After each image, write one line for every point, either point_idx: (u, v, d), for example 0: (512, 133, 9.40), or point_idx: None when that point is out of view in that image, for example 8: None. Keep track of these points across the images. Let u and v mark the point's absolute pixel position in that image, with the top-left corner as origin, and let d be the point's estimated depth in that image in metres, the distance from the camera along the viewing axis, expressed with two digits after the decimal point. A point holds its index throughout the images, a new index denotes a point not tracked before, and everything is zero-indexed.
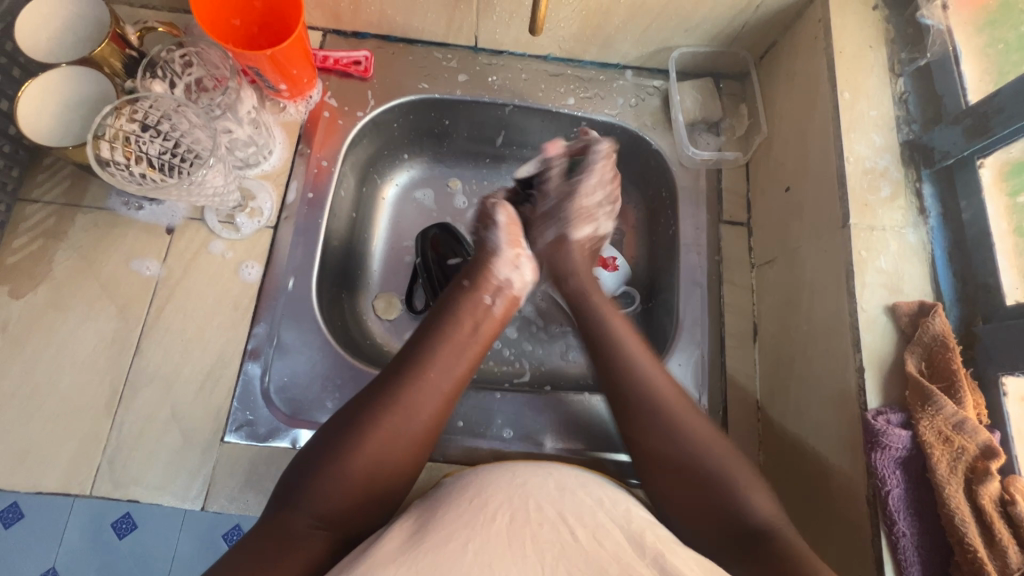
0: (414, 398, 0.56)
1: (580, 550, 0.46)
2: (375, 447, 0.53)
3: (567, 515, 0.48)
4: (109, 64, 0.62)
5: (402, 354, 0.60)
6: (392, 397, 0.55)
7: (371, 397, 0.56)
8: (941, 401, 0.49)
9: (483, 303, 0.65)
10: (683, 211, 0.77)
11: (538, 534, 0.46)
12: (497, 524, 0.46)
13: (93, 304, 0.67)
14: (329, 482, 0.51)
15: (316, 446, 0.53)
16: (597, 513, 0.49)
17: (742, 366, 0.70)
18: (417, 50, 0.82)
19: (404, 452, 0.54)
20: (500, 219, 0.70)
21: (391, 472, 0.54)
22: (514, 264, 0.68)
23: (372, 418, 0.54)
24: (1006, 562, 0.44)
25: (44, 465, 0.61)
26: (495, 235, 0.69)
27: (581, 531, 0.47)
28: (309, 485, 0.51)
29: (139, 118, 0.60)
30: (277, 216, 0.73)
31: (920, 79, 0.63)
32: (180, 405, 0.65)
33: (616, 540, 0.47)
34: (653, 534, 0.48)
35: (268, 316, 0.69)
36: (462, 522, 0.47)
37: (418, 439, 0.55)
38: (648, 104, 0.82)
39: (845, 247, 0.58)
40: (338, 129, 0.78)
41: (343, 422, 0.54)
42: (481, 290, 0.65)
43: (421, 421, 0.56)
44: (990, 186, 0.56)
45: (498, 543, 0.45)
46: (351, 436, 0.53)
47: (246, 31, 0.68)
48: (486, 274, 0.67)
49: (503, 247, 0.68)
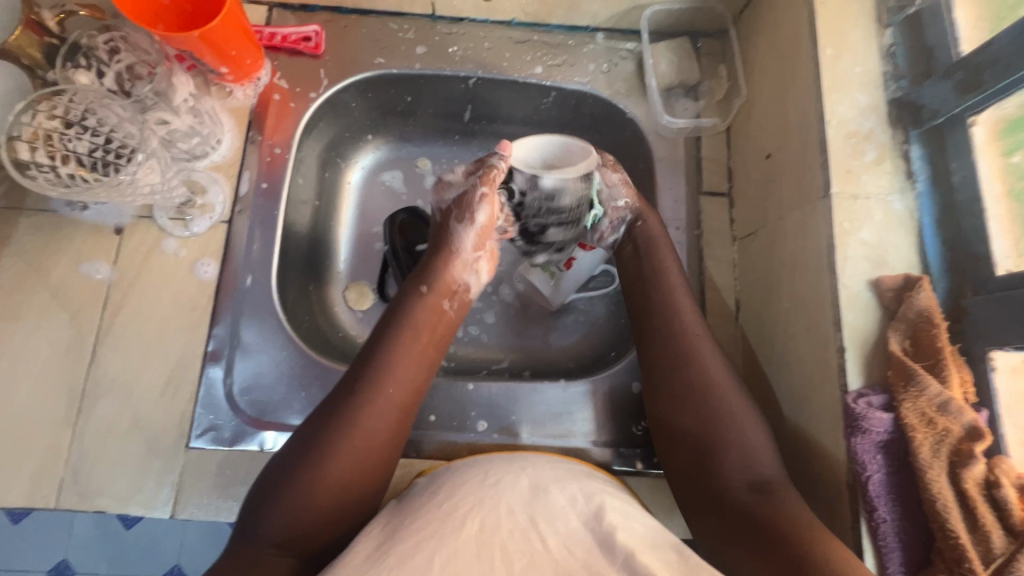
0: (371, 417, 0.53)
1: (547, 558, 0.44)
2: (337, 467, 0.50)
3: (537, 517, 0.46)
4: (28, 54, 0.59)
5: (352, 373, 0.56)
6: (346, 418, 0.52)
7: (324, 418, 0.53)
8: (924, 381, 0.46)
9: (442, 309, 0.62)
10: (661, 184, 0.73)
11: (507, 541, 0.44)
12: (465, 533, 0.44)
13: (44, 312, 0.64)
14: (292, 509, 0.48)
15: (272, 473, 0.51)
16: (569, 514, 0.47)
17: (723, 346, 0.68)
18: (371, 22, 0.76)
19: (368, 471, 0.52)
20: (479, 220, 0.63)
21: (357, 492, 0.51)
22: (472, 268, 0.66)
23: (327, 440, 0.51)
24: (988, 547, 0.42)
25: (6, 481, 0.59)
26: (460, 231, 0.64)
27: (553, 538, 0.45)
28: (269, 514, 0.48)
29: (60, 114, 0.56)
30: (230, 211, 0.69)
31: (909, 29, 0.58)
32: (143, 412, 0.63)
33: (586, 544, 0.45)
34: (623, 532, 0.46)
35: (228, 316, 0.67)
36: (430, 531, 0.44)
37: (379, 452, 0.53)
38: (621, 69, 0.77)
39: (826, 219, 0.54)
40: (290, 112, 0.73)
41: (297, 446, 0.52)
42: (442, 296, 0.63)
43: (382, 435, 0.53)
44: (983, 146, 0.52)
45: (464, 555, 0.43)
46: (310, 463, 0.50)
47: (178, 10, 0.63)
48: (446, 278, 0.63)
49: (466, 248, 0.65)
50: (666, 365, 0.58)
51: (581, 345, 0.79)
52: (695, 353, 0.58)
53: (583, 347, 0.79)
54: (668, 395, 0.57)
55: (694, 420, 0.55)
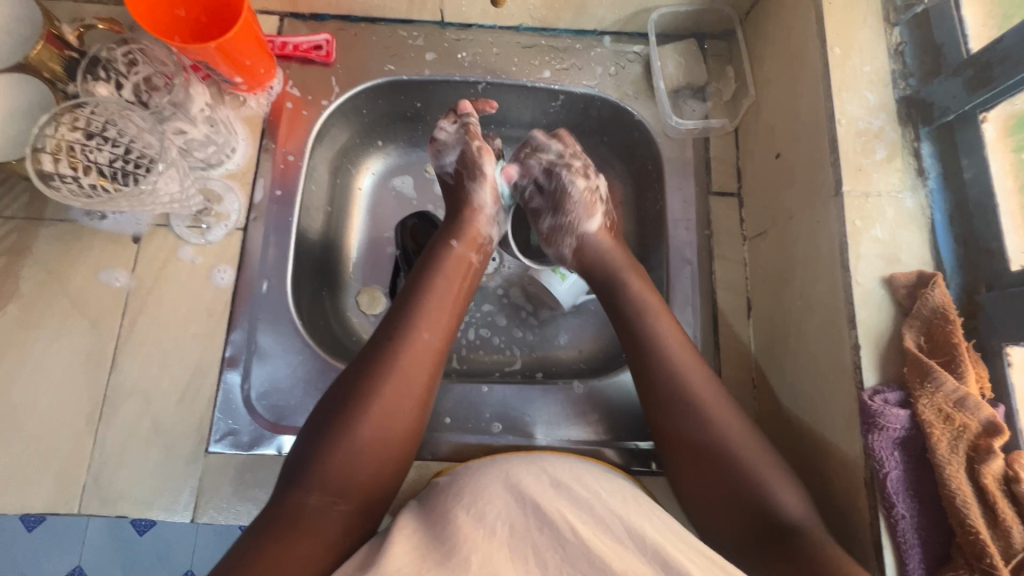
0: (405, 364, 0.54)
1: (583, 550, 0.44)
2: (377, 414, 0.52)
3: (567, 513, 0.46)
4: (49, 68, 0.60)
5: (385, 324, 0.57)
6: (382, 367, 0.53)
7: (362, 368, 0.54)
8: (941, 377, 0.46)
9: (470, 260, 0.64)
10: (669, 185, 0.74)
11: (540, 542, 0.45)
12: (499, 538, 0.45)
13: (64, 320, 0.65)
14: (337, 457, 0.50)
15: (314, 426, 0.52)
16: (595, 507, 0.47)
17: (735, 344, 0.68)
18: (381, 29, 0.77)
19: (405, 422, 0.53)
20: (490, 173, 0.68)
21: (396, 443, 0.52)
22: (495, 219, 0.69)
23: (365, 389, 0.52)
24: (1009, 542, 0.42)
25: (30, 486, 0.60)
26: (478, 189, 0.68)
27: (582, 526, 0.45)
28: (315, 462, 0.49)
29: (82, 125, 0.57)
30: (245, 218, 0.70)
31: (917, 28, 0.58)
32: (162, 418, 0.64)
33: (617, 536, 0.45)
34: (651, 529, 0.46)
35: (245, 321, 0.67)
36: (463, 534, 0.45)
37: (417, 400, 0.54)
38: (628, 72, 0.78)
39: (837, 218, 0.54)
40: (302, 120, 0.74)
41: (334, 399, 0.53)
42: (469, 247, 0.65)
43: (418, 383, 0.54)
44: (994, 142, 0.52)
45: (501, 558, 0.43)
46: (351, 413, 0.51)
47: (193, 22, 0.64)
48: (472, 229, 0.66)
49: (485, 203, 0.68)
50: (662, 370, 0.57)
51: (593, 346, 0.79)
52: (684, 371, 0.57)
53: (594, 348, 0.79)
54: (665, 407, 0.56)
55: (696, 427, 0.55)
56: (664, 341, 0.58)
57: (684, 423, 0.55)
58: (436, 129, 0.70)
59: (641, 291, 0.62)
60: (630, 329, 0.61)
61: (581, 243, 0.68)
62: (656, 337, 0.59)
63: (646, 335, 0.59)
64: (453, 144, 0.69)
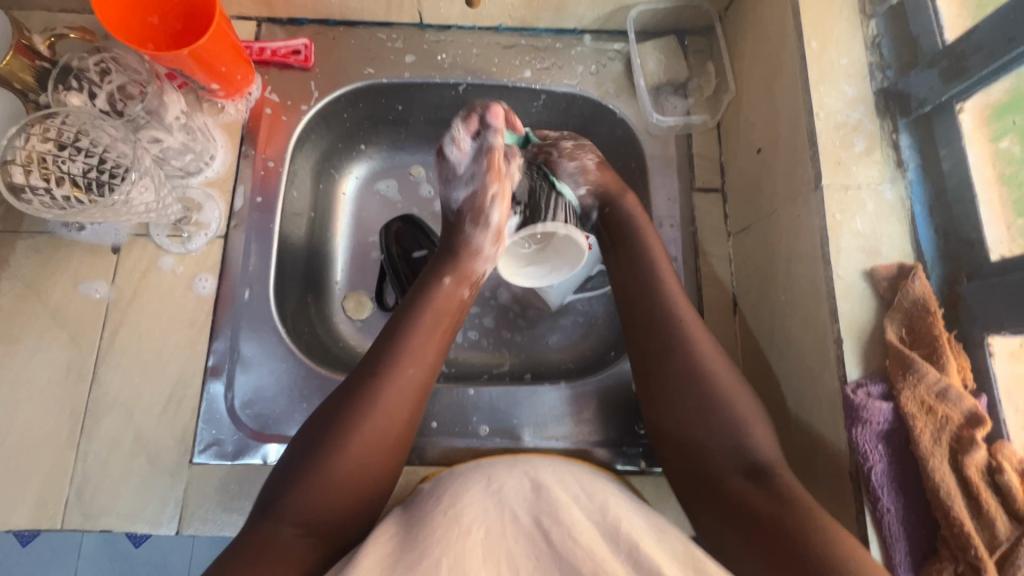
0: (390, 396, 0.54)
1: (555, 554, 0.43)
2: (358, 446, 0.51)
3: (541, 517, 0.45)
4: (19, 78, 0.60)
5: (371, 352, 0.57)
6: (367, 397, 0.53)
7: (346, 398, 0.54)
8: (923, 369, 0.46)
9: (460, 296, 0.63)
10: (653, 182, 0.73)
11: (513, 545, 0.44)
12: (472, 539, 0.44)
13: (43, 333, 0.64)
14: (314, 486, 0.49)
15: (294, 454, 0.52)
16: (571, 508, 0.46)
17: (722, 341, 0.68)
18: (360, 32, 0.77)
19: (387, 454, 0.53)
20: (493, 221, 0.63)
21: (376, 474, 0.52)
22: (492, 260, 0.66)
23: (348, 420, 0.52)
24: (993, 533, 0.43)
25: (10, 502, 0.59)
26: (480, 235, 0.64)
27: (557, 530, 0.44)
28: (292, 492, 0.49)
29: (53, 136, 0.56)
30: (226, 226, 0.69)
31: (894, 20, 0.58)
32: (145, 429, 0.63)
33: (590, 535, 0.44)
34: (629, 525, 0.46)
35: (228, 330, 0.67)
36: (437, 536, 0.44)
37: (399, 433, 0.54)
38: (609, 70, 0.77)
39: (818, 212, 0.54)
40: (282, 126, 0.73)
41: (317, 425, 0.53)
42: (460, 282, 0.63)
43: (402, 417, 0.54)
44: (971, 132, 0.52)
45: (473, 559, 0.42)
46: (331, 443, 0.51)
47: (167, 29, 0.64)
48: (466, 264, 0.64)
49: (485, 245, 0.64)
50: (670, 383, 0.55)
51: (581, 346, 0.79)
52: (704, 379, 0.55)
53: (583, 348, 0.79)
54: (672, 412, 0.55)
55: (702, 433, 0.53)
56: (668, 343, 0.57)
57: (687, 433, 0.54)
58: (448, 142, 0.62)
59: (657, 287, 0.61)
60: (646, 333, 0.59)
61: (591, 163, 0.69)
62: (666, 347, 0.57)
63: (659, 338, 0.58)
64: (463, 173, 0.63)
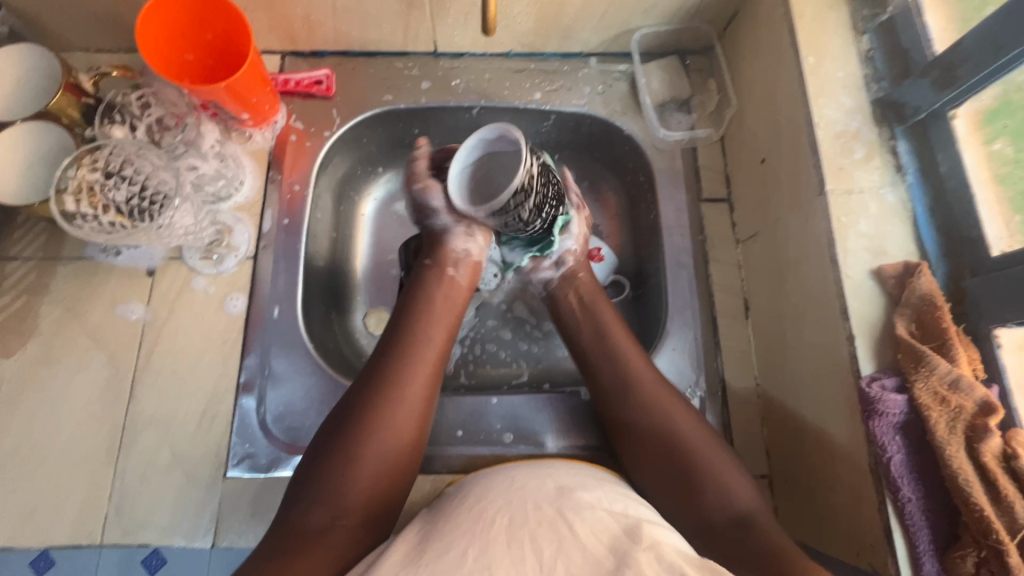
0: (401, 377, 0.56)
1: (577, 543, 0.44)
2: (377, 430, 0.53)
3: (563, 510, 0.47)
4: (67, 114, 0.63)
5: (383, 341, 0.60)
6: (381, 381, 0.56)
7: (361, 386, 0.56)
8: (934, 361, 0.48)
9: (447, 276, 0.66)
10: (661, 194, 0.76)
11: (537, 532, 0.45)
12: (495, 529, 0.45)
13: (82, 355, 0.67)
14: (340, 471, 0.51)
15: (318, 446, 0.53)
16: (595, 507, 0.48)
17: (736, 346, 0.70)
18: (377, 62, 0.81)
19: (404, 434, 0.55)
20: (439, 205, 0.67)
21: (398, 455, 0.54)
22: (468, 235, 0.67)
23: (363, 406, 0.54)
24: (1013, 518, 0.44)
25: (53, 518, 0.61)
26: (440, 220, 0.68)
27: (579, 525, 0.45)
28: (318, 479, 0.51)
29: (101, 166, 0.60)
30: (255, 247, 0.72)
31: (885, 34, 0.62)
32: (180, 445, 0.65)
33: (611, 531, 0.46)
34: (650, 526, 0.47)
35: (258, 347, 0.69)
36: (462, 531, 0.46)
37: (416, 413, 0.56)
38: (615, 89, 0.81)
39: (823, 216, 0.57)
40: (306, 151, 0.77)
41: (337, 416, 0.55)
42: (443, 264, 0.66)
43: (416, 396, 0.56)
44: (966, 137, 0.56)
45: (497, 549, 0.44)
46: (350, 433, 0.53)
47: (200, 64, 0.68)
48: (444, 249, 0.67)
49: (450, 225, 0.67)
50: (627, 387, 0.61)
51: None
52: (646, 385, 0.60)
53: None
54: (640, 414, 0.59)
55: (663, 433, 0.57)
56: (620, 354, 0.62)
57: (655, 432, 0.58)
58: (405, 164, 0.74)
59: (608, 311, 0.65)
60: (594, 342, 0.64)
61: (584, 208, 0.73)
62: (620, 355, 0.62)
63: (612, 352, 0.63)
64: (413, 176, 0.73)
